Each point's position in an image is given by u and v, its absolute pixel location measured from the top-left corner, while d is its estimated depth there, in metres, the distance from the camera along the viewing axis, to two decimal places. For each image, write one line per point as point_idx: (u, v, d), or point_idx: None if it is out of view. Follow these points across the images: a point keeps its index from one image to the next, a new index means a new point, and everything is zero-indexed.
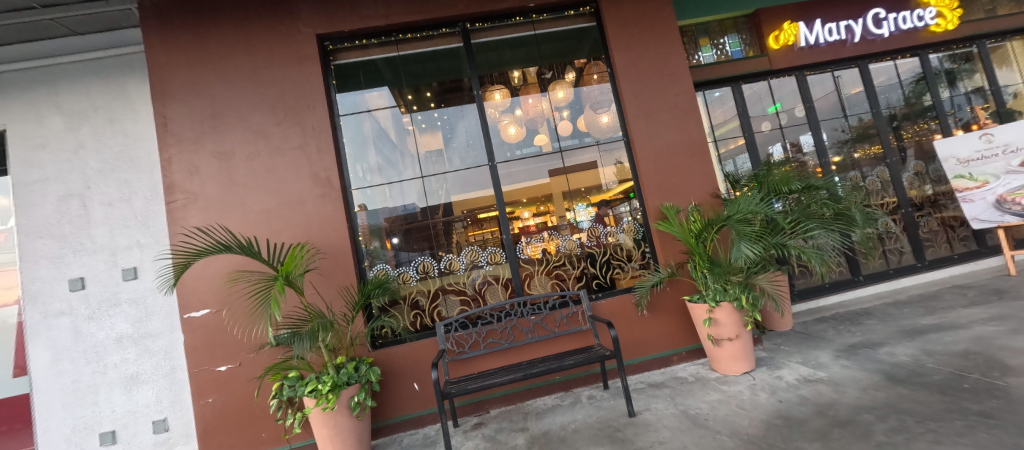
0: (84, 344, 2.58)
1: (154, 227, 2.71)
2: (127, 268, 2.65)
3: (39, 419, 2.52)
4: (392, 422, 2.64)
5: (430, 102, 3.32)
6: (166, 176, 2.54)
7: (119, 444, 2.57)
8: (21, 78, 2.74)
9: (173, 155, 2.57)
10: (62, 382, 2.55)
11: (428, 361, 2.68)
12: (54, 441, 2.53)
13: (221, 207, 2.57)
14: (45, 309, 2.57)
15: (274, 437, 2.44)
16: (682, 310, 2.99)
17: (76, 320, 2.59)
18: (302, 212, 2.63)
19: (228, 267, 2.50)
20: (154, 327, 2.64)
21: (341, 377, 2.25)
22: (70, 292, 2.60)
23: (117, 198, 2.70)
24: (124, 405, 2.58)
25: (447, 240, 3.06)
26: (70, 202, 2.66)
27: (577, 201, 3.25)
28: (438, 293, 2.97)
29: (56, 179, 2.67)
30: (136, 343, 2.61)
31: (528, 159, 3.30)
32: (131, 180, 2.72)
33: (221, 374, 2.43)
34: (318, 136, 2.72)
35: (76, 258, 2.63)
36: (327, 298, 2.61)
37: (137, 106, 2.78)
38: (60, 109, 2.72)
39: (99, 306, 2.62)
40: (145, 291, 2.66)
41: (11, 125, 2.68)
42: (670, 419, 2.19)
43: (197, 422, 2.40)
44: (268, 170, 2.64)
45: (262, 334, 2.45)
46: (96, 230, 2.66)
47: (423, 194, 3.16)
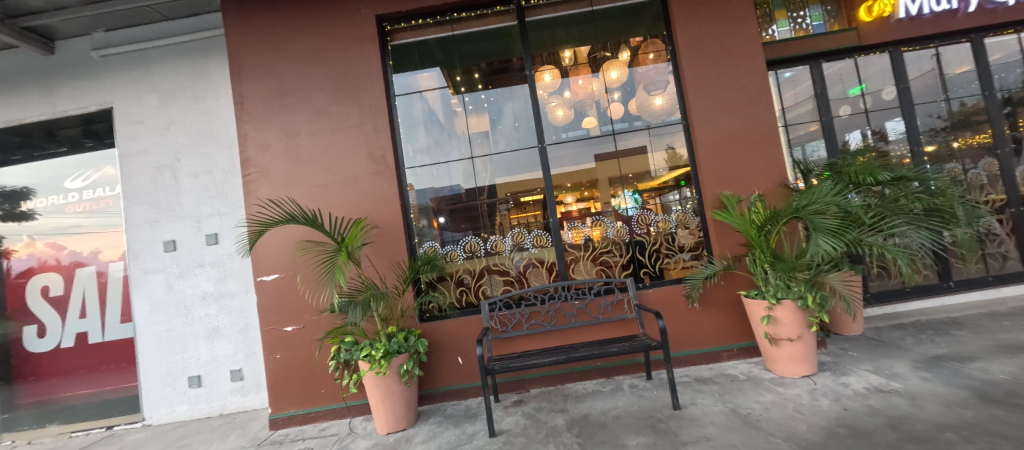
0: (175, 298, 2.93)
1: (231, 197, 2.97)
2: (210, 233, 2.95)
3: (142, 359, 2.92)
4: (437, 391, 2.76)
5: (478, 83, 3.34)
6: (242, 152, 2.76)
7: (203, 388, 2.92)
8: (124, 60, 3.05)
9: (248, 131, 2.77)
10: (158, 330, 2.93)
11: (472, 338, 2.76)
12: (152, 380, 2.93)
13: (288, 181, 2.76)
14: (145, 265, 2.94)
15: (332, 394, 2.65)
16: (737, 305, 2.82)
17: (169, 277, 2.94)
18: (358, 188, 2.76)
19: (295, 236, 2.68)
20: (231, 287, 2.93)
21: (392, 345, 2.41)
22: (164, 252, 2.95)
23: (200, 170, 2.99)
24: (206, 354, 2.91)
25: (490, 222, 3.10)
26: (163, 172, 2.98)
27: (624, 188, 3.15)
28: (483, 272, 3.03)
29: (152, 152, 2.99)
30: (217, 300, 2.92)
31: (575, 142, 3.23)
32: (213, 154, 2.99)
33: (287, 333, 2.66)
34: (374, 115, 2.81)
35: (167, 222, 2.96)
36: (380, 271, 2.74)
37: (217, 86, 3.02)
38: (154, 89, 3.03)
39: (188, 266, 2.94)
40: (225, 254, 2.95)
41: (117, 103, 3.03)
42: (717, 416, 2.12)
43: (268, 375, 2.66)
44: (329, 147, 2.78)
45: (324, 299, 2.64)
46: (184, 198, 2.97)
47: (468, 176, 3.20)
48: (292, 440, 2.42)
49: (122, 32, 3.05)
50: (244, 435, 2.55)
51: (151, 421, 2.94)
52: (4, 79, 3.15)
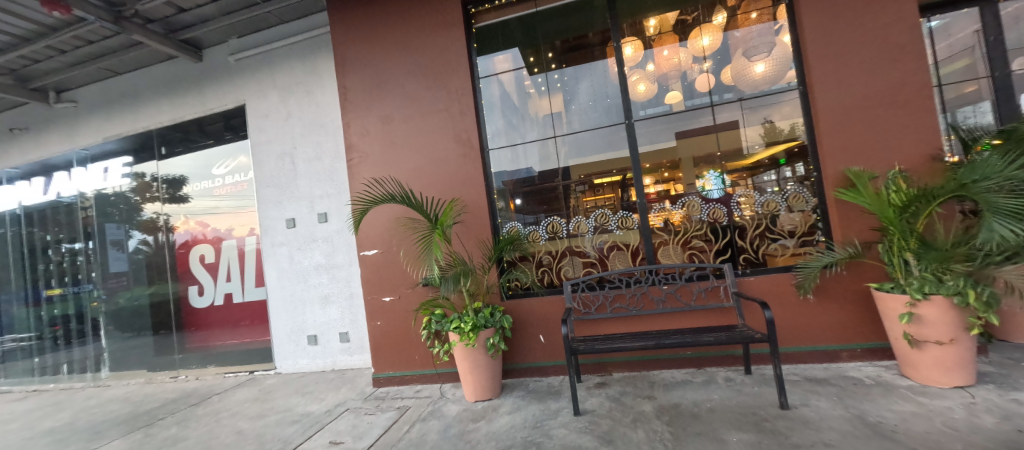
0: (295, 268, 3.39)
1: (337, 180, 3.32)
2: (321, 212, 3.33)
3: (273, 318, 3.46)
4: (519, 367, 2.85)
5: (551, 62, 3.24)
6: (346, 138, 3.05)
7: (319, 346, 3.37)
8: (252, 62, 3.52)
9: (351, 119, 3.04)
10: (284, 294, 3.43)
11: (554, 317, 2.77)
12: (281, 335, 3.46)
13: (385, 164, 2.98)
14: (272, 239, 3.45)
15: (425, 361, 2.88)
16: (863, 299, 2.43)
17: (290, 249, 3.41)
18: (447, 169, 2.89)
19: (391, 214, 2.90)
20: (339, 260, 3.31)
21: (480, 319, 2.51)
22: (286, 228, 3.41)
23: (312, 156, 3.38)
24: (320, 317, 3.35)
25: (564, 204, 3.04)
26: (284, 159, 3.43)
27: (708, 169, 2.86)
28: (564, 254, 3.01)
29: (275, 141, 3.45)
30: (328, 271, 3.32)
31: (653, 120, 2.99)
32: (322, 142, 3.35)
33: (386, 303, 2.93)
34: (460, 99, 2.90)
35: (288, 202, 3.41)
36: (468, 249, 2.87)
37: (324, 80, 3.35)
38: (276, 86, 3.46)
39: (304, 240, 3.38)
40: (333, 231, 3.32)
41: (249, 100, 3.54)
42: (838, 421, 1.87)
43: (371, 339, 2.97)
44: (420, 132, 2.94)
45: (418, 273, 2.85)
46: (300, 181, 3.39)
47: (541, 159, 3.16)
48: (393, 398, 2.69)
49: (251, 37, 3.51)
50: (353, 389, 2.90)
51: (280, 370, 3.50)
52: (170, 85, 3.85)
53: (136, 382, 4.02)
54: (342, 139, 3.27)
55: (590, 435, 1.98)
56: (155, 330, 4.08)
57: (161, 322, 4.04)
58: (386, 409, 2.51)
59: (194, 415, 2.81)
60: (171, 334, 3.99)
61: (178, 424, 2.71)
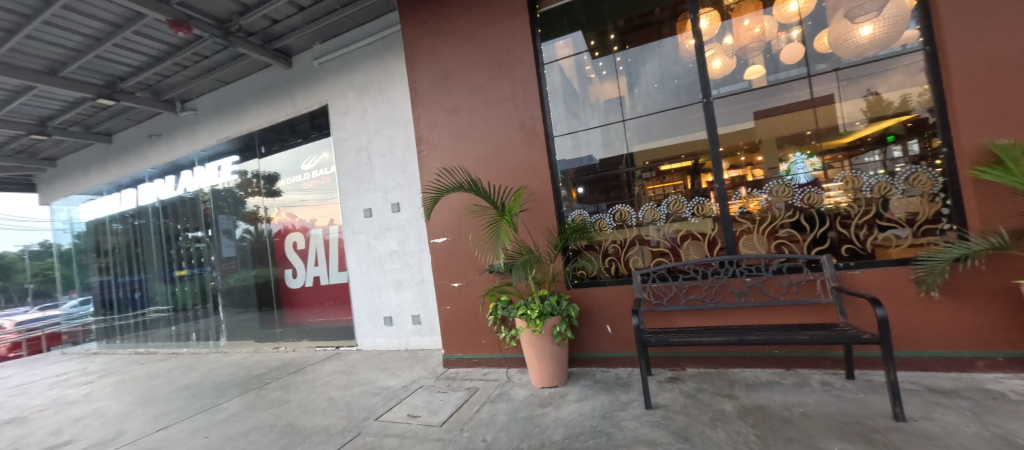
0: (372, 254, 3.69)
1: (408, 172, 3.52)
2: (394, 203, 3.57)
3: (354, 299, 3.82)
4: (585, 356, 2.83)
5: (613, 45, 3.10)
6: (417, 131, 3.22)
7: (393, 327, 3.64)
8: (332, 64, 3.84)
9: (420, 112, 3.20)
10: (363, 278, 3.76)
11: (623, 308, 2.69)
12: (361, 315, 3.81)
13: (453, 155, 3.10)
14: (352, 228, 3.78)
15: (492, 345, 2.97)
16: (1012, 300, 2.02)
17: (367, 237, 3.71)
18: (512, 158, 2.92)
19: (459, 203, 3.01)
20: (411, 247, 3.53)
21: (546, 307, 2.51)
22: (363, 218, 3.72)
23: (386, 150, 3.61)
24: (395, 300, 3.62)
25: (629, 192, 2.92)
26: (361, 153, 3.71)
27: (792, 150, 2.58)
28: (633, 243, 2.90)
29: (354, 137, 3.75)
30: (401, 257, 3.56)
31: (731, 98, 2.73)
32: (394, 136, 3.56)
33: (455, 289, 3.06)
34: (525, 86, 2.89)
35: (365, 193, 3.70)
36: (534, 237, 2.89)
37: (395, 76, 3.54)
38: (353, 85, 3.74)
39: (379, 229, 3.65)
40: (404, 220, 3.54)
41: (331, 100, 3.88)
42: (975, 440, 1.58)
43: (442, 322, 3.14)
44: (485, 122, 3.00)
45: (485, 260, 2.94)
46: (375, 174, 3.65)
47: (605, 144, 3.05)
48: (462, 378, 2.83)
49: (331, 41, 3.82)
50: (426, 368, 3.10)
51: (361, 347, 3.85)
52: (266, 91, 4.34)
53: (246, 351, 4.69)
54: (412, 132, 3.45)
55: (664, 430, 1.89)
56: (259, 307, 4.71)
57: (263, 300, 4.65)
58: (457, 389, 2.64)
59: (293, 382, 3.20)
60: (272, 311, 4.57)
61: (282, 388, 3.11)
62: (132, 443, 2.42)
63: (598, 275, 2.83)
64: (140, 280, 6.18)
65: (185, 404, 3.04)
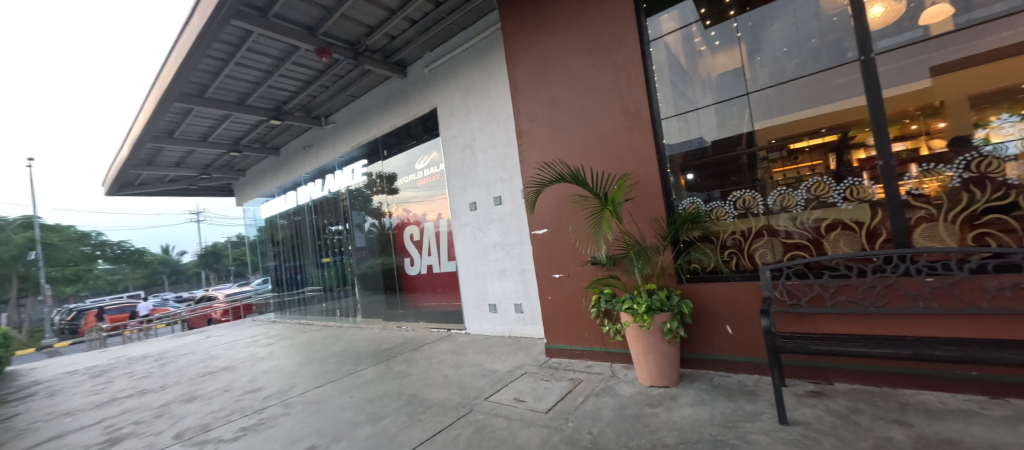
0: (478, 245, 4.02)
1: (509, 166, 3.67)
2: (496, 196, 3.78)
3: (464, 286, 4.23)
4: (700, 357, 2.60)
5: (730, 9, 2.65)
6: (518, 125, 3.35)
7: (497, 314, 3.91)
8: (439, 70, 4.21)
9: (521, 106, 3.31)
10: (471, 266, 4.14)
11: (746, 307, 2.38)
12: (469, 300, 4.21)
13: (553, 146, 3.13)
14: (461, 220, 4.18)
15: (594, 338, 2.94)
16: None
17: (474, 229, 4.05)
18: (615, 145, 2.81)
19: (559, 194, 3.03)
20: (513, 238, 3.70)
21: (654, 302, 2.37)
22: (469, 211, 4.06)
23: (488, 146, 3.83)
24: (499, 289, 3.87)
25: (751, 176, 2.55)
26: (467, 151, 4.02)
27: (1003, 108, 1.83)
28: (759, 234, 2.54)
29: (460, 136, 4.08)
30: (504, 248, 3.78)
31: (898, 51, 2.05)
32: (495, 132, 3.76)
33: (556, 280, 3.10)
34: (629, 68, 2.73)
35: (471, 188, 4.02)
36: (640, 228, 2.76)
37: (496, 74, 3.71)
38: (458, 87, 4.05)
39: (484, 221, 3.93)
40: (506, 212, 3.72)
41: (440, 103, 4.27)
42: None
43: (543, 312, 3.22)
44: (585, 110, 2.94)
45: (588, 252, 2.90)
46: (479, 169, 3.92)
47: (720, 123, 2.70)
48: (565, 369, 2.87)
49: (439, 49, 4.19)
50: (529, 356, 3.23)
51: (469, 331, 4.24)
52: (386, 101, 4.99)
53: (375, 328, 5.55)
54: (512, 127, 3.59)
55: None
56: (385, 290, 5.51)
57: (389, 284, 5.43)
58: (560, 378, 2.69)
59: (414, 358, 3.66)
60: (395, 294, 5.31)
61: (405, 362, 3.58)
62: (300, 395, 3.05)
63: (720, 270, 2.57)
64: (299, 265, 7.76)
65: (334, 368, 3.73)
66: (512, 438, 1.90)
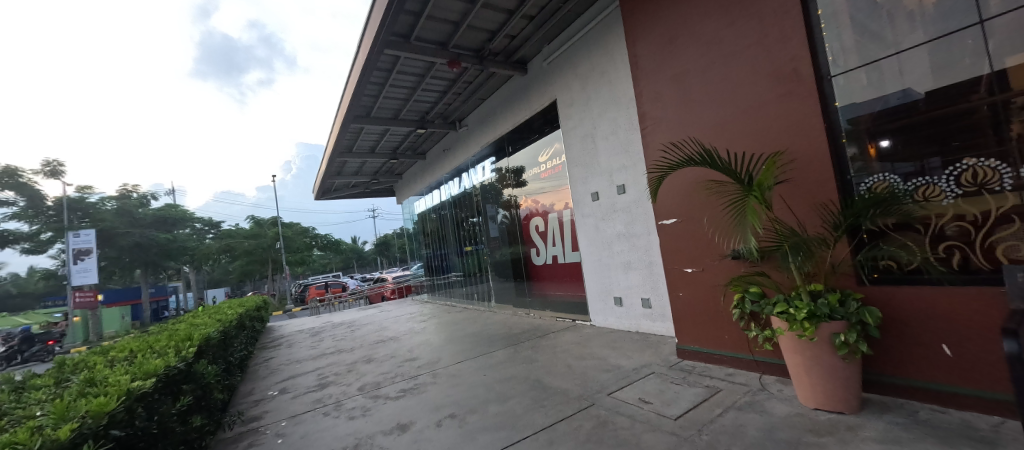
0: (601, 236, 4.01)
1: (633, 152, 3.51)
2: (619, 185, 3.68)
3: (588, 278, 4.32)
4: (896, 382, 1.97)
5: None
6: (641, 107, 3.16)
7: (624, 307, 3.85)
8: (558, 62, 4.29)
9: (643, 87, 3.12)
10: (595, 258, 4.18)
11: (973, 320, 1.69)
12: (593, 291, 4.26)
13: (682, 125, 2.84)
14: (583, 212, 4.23)
15: (737, 343, 2.57)
16: None
17: (596, 220, 4.05)
18: (762, 117, 2.36)
19: (690, 180, 2.73)
20: (638, 229, 3.55)
21: (821, 307, 1.88)
22: (592, 202, 4.07)
23: (609, 133, 3.73)
24: (624, 281, 3.80)
25: (994, 136, 1.69)
26: (587, 139, 4.02)
27: None
28: (1006, 219, 1.68)
29: (580, 125, 4.10)
30: (628, 239, 3.67)
31: None
32: (616, 117, 3.64)
33: (688, 274, 2.82)
34: (782, 19, 2.22)
35: (593, 178, 4.01)
36: (799, 215, 2.25)
37: (615, 55, 3.56)
38: (576, 76, 4.06)
39: (607, 212, 3.89)
40: (631, 202, 3.59)
41: (559, 95, 4.36)
42: None
43: (673, 308, 2.99)
44: (722, 80, 2.56)
45: (728, 244, 2.52)
46: (600, 158, 3.87)
47: (937, 69, 1.89)
48: (700, 373, 2.61)
49: (557, 40, 4.26)
50: (658, 355, 3.04)
51: (594, 323, 4.31)
52: (510, 100, 5.36)
53: (506, 314, 6.11)
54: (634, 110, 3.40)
55: None
56: (515, 278, 6.01)
57: (518, 273, 5.91)
58: (694, 384, 2.45)
59: (539, 345, 3.88)
60: (524, 282, 5.77)
61: (531, 348, 3.84)
62: (444, 368, 3.60)
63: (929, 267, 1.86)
64: (444, 254, 9.09)
65: (472, 347, 4.27)
66: (634, 440, 1.85)
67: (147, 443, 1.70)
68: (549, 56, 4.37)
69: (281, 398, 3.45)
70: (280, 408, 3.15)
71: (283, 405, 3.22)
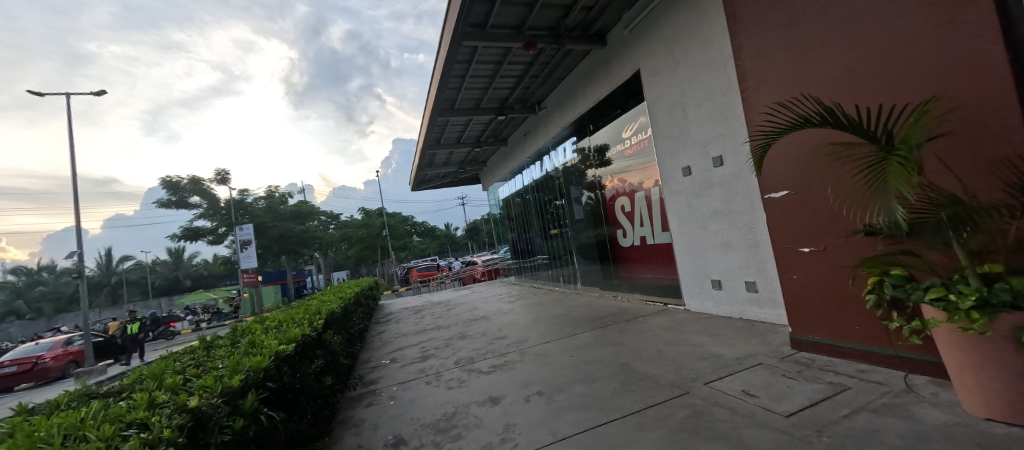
0: (695, 214, 3.72)
1: (731, 118, 3.12)
2: (715, 157, 3.32)
3: (680, 260, 4.09)
4: None
5: None
6: (741, 65, 2.80)
7: (723, 290, 3.55)
8: (641, 28, 3.97)
9: (744, 42, 2.75)
10: (688, 238, 3.90)
11: None
12: (687, 273, 4.02)
13: (795, 80, 2.43)
14: (672, 189, 3.97)
15: (871, 335, 2.16)
16: None
17: (688, 197, 3.76)
18: (909, 56, 1.87)
19: (807, 142, 2.32)
20: (739, 205, 3.19)
21: (999, 293, 1.40)
22: (683, 177, 3.77)
23: (702, 99, 3.37)
24: (723, 263, 3.48)
25: None
26: (676, 109, 3.69)
27: None
28: None
29: (667, 94, 3.77)
30: (727, 217, 3.33)
31: None
32: (710, 80, 3.26)
33: (804, 255, 2.45)
34: None
35: (683, 151, 3.70)
36: (967, 179, 1.72)
37: (708, 10, 3.16)
38: (662, 40, 3.72)
39: (701, 187, 3.56)
40: (730, 175, 3.22)
41: (643, 64, 4.06)
42: None
43: (786, 292, 2.65)
44: (850, 17, 2.09)
45: (859, 219, 2.07)
46: (692, 128, 3.53)
47: None
48: (821, 367, 2.29)
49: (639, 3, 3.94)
50: (766, 345, 2.75)
51: (689, 307, 4.05)
52: (588, 76, 5.17)
53: (592, 296, 6.06)
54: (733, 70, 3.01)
55: None
56: (601, 260, 5.93)
57: (603, 254, 5.81)
58: (812, 379, 2.15)
59: (628, 328, 3.79)
60: (610, 265, 5.65)
61: (618, 331, 3.78)
62: (532, 347, 3.74)
63: None
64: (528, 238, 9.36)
65: (559, 327, 4.37)
66: (736, 434, 1.71)
67: (293, 395, 2.10)
68: (631, 22, 4.07)
69: (392, 366, 3.97)
70: (390, 374, 3.63)
71: (393, 372, 3.70)
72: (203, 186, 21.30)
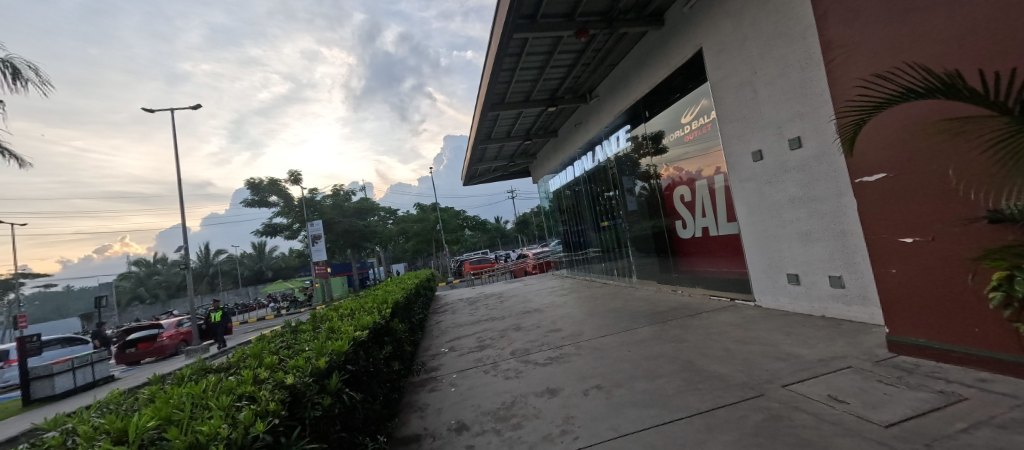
0: (767, 202, 3.43)
1: (811, 94, 2.80)
2: (793, 138, 3.02)
3: (750, 252, 3.81)
4: None
5: None
6: (825, 34, 2.51)
7: (802, 285, 3.25)
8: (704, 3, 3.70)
9: (829, 8, 2.46)
10: (758, 228, 3.62)
11: None
12: (758, 266, 3.74)
13: (895, 47, 2.11)
14: (740, 176, 3.69)
15: (995, 340, 1.85)
16: None
17: (759, 184, 3.47)
18: None
19: (913, 117, 2.01)
20: (821, 191, 2.88)
21: None
22: (752, 162, 3.49)
23: (776, 75, 3.07)
24: (802, 255, 3.18)
25: None
26: (745, 88, 3.40)
27: None
28: None
29: (734, 73, 3.49)
30: (807, 204, 3.02)
31: None
32: (786, 54, 2.95)
33: (907, 247, 2.16)
34: None
35: (753, 135, 3.42)
36: None
37: None
38: (728, 15, 3.44)
39: (774, 173, 3.27)
40: (810, 158, 2.91)
41: (706, 42, 3.78)
42: None
43: (883, 287, 2.36)
44: None
45: (984, 203, 1.77)
46: (764, 108, 3.24)
47: None
48: (928, 373, 2.01)
49: None
50: (856, 346, 2.47)
51: (761, 303, 3.76)
52: (643, 60, 4.93)
53: (649, 290, 5.84)
54: (814, 41, 2.69)
55: None
56: (658, 253, 5.68)
57: (661, 247, 5.56)
58: (916, 387, 1.89)
59: (691, 324, 3.61)
60: (669, 258, 5.40)
61: (681, 326, 3.61)
62: (589, 340, 3.68)
63: None
64: (580, 230, 9.21)
65: (616, 321, 4.27)
66: (822, 441, 1.55)
67: (368, 378, 2.25)
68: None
69: (451, 354, 4.14)
70: (449, 362, 3.79)
71: (453, 360, 3.86)
72: (280, 186, 23.59)
